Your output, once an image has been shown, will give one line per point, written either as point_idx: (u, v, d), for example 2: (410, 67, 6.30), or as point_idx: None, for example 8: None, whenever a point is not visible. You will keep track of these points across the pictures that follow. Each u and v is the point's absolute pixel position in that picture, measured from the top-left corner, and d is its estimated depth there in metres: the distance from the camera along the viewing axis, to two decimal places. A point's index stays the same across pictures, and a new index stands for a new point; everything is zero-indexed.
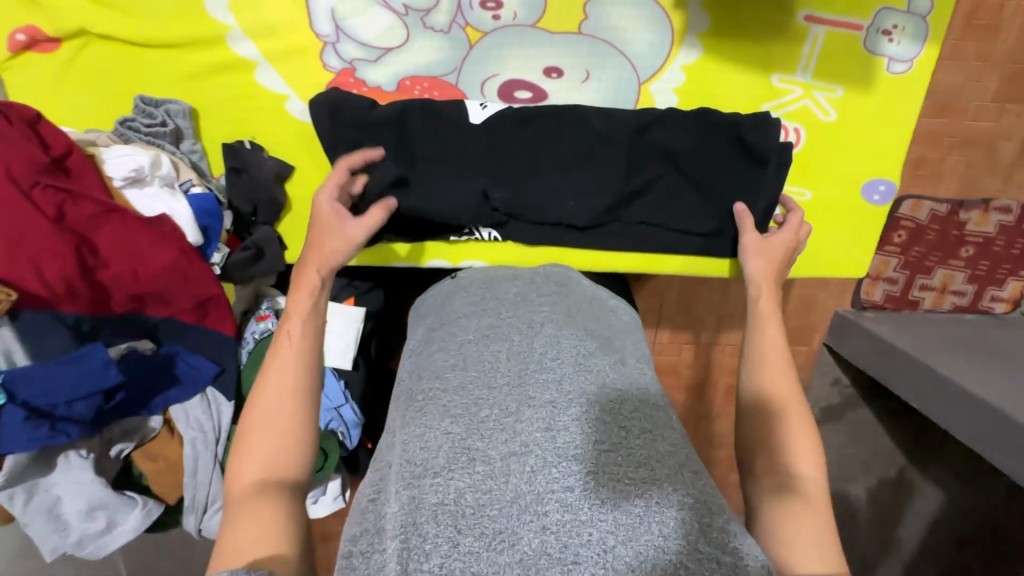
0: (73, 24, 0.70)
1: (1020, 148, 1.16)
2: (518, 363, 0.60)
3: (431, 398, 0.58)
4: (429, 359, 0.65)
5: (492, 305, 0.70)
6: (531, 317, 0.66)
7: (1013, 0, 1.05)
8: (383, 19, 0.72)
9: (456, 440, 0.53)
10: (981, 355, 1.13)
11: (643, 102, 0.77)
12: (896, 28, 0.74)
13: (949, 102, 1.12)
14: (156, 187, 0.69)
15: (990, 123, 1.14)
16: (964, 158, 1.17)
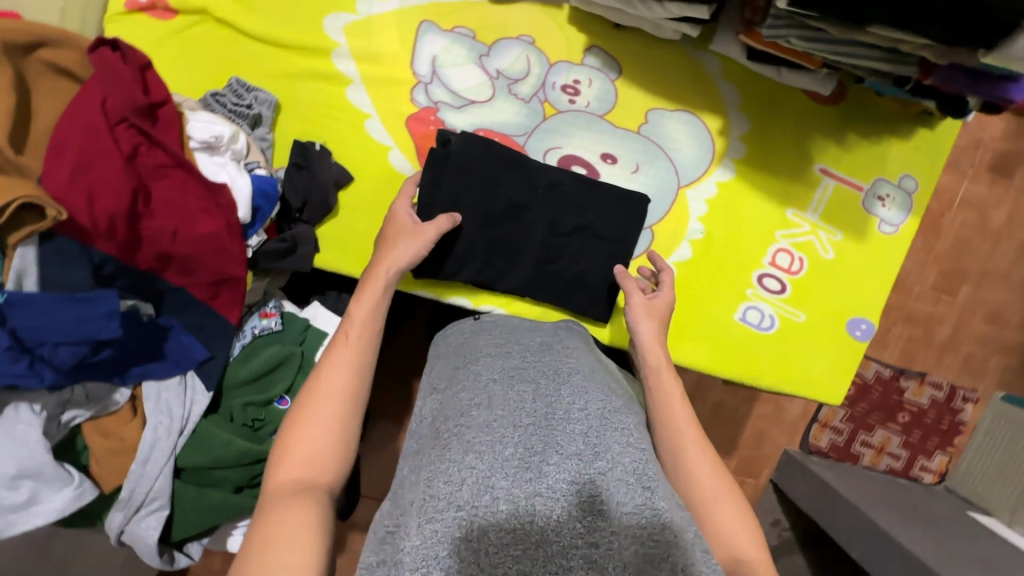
0: (197, 2, 0.75)
1: (952, 333, 1.33)
2: (544, 406, 0.59)
3: (455, 434, 0.57)
4: (452, 398, 0.64)
5: (515, 349, 0.70)
6: (557, 367, 0.66)
7: (952, 213, 1.29)
8: (476, 77, 0.82)
9: (479, 476, 0.50)
10: (920, 518, 1.15)
11: (678, 202, 0.87)
12: (887, 196, 0.89)
13: (897, 281, 1.31)
14: (226, 158, 0.70)
15: (929, 308, 1.32)
16: (907, 332, 1.33)
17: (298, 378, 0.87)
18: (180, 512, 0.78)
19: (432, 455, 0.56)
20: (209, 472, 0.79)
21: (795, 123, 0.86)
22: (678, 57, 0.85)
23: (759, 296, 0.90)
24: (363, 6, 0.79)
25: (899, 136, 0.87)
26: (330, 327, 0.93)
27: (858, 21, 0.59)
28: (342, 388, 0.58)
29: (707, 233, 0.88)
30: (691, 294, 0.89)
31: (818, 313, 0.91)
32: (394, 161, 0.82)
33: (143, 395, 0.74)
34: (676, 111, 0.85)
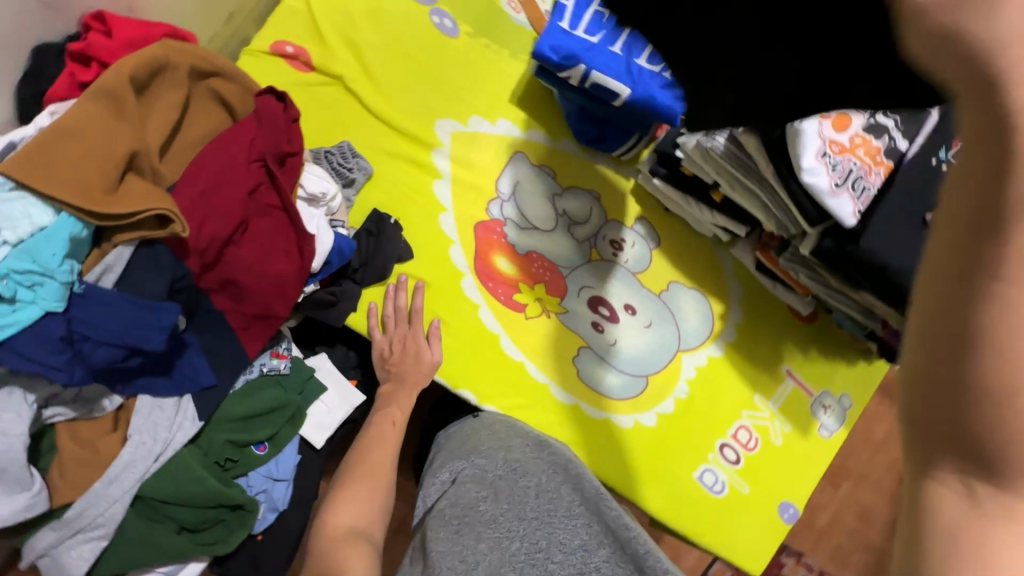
0: (337, 69, 0.83)
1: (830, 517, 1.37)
2: (546, 502, 0.66)
3: (465, 521, 0.63)
4: (459, 484, 0.70)
5: (516, 441, 0.76)
6: (556, 461, 0.73)
7: None
8: (546, 208, 0.94)
9: (495, 565, 0.58)
10: None
11: (674, 361, 1.00)
12: (829, 406, 1.07)
13: None
14: (320, 212, 0.74)
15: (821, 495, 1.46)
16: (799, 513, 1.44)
17: (286, 427, 0.85)
18: (115, 545, 0.71)
19: (445, 536, 0.62)
20: (165, 509, 0.73)
21: (778, 326, 1.04)
22: (705, 246, 1.02)
23: (717, 462, 1.02)
24: (475, 122, 0.90)
25: (848, 362, 1.07)
26: (329, 382, 0.92)
27: (853, 284, 0.78)
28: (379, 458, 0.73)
29: (690, 395, 1.01)
30: (662, 444, 1.00)
31: (757, 489, 1.04)
32: (453, 256, 0.90)
33: (133, 408, 0.70)
34: (692, 289, 1.01)
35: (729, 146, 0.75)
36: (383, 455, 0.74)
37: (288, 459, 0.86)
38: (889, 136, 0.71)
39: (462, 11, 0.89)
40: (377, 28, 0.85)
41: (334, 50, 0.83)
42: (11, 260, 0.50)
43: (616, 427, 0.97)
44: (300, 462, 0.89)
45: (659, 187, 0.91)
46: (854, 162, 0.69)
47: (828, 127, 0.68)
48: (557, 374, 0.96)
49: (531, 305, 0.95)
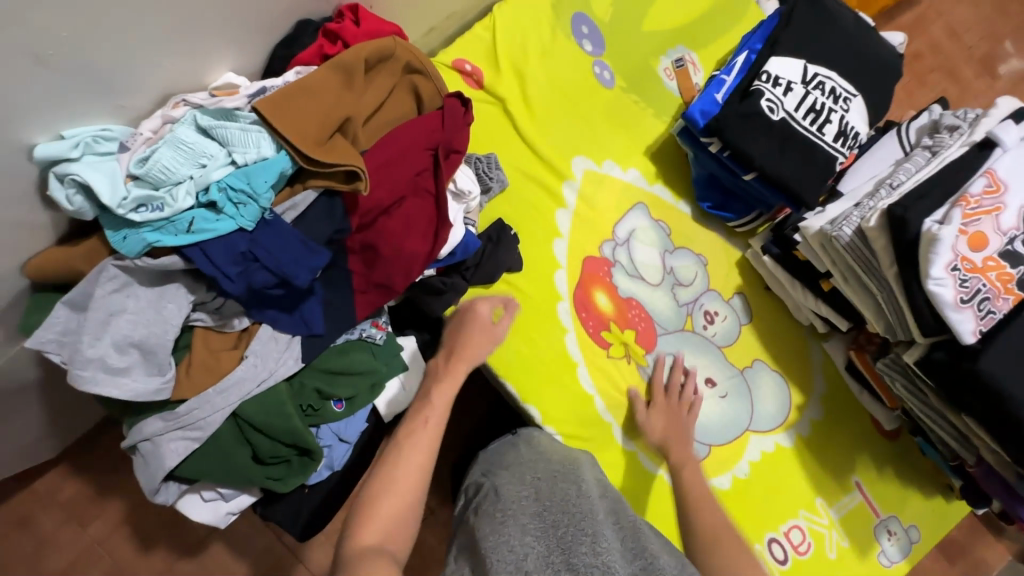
0: (501, 94, 0.93)
1: None
2: (587, 502, 0.73)
3: (510, 514, 0.71)
4: (503, 486, 0.78)
5: (555, 460, 0.84)
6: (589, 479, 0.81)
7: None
8: (654, 261, 0.97)
9: (544, 551, 0.65)
10: None
11: (741, 440, 0.99)
12: (894, 533, 1.00)
13: None
14: (462, 208, 0.82)
15: None
16: None
17: (364, 393, 0.89)
18: (200, 454, 0.76)
19: (494, 524, 0.69)
20: (251, 434, 0.78)
21: (855, 436, 1.01)
22: (795, 333, 1.02)
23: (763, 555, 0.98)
24: (607, 165, 0.97)
25: (923, 492, 1.02)
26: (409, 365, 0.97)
27: (955, 405, 0.76)
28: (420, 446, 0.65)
29: (749, 477, 0.98)
30: (713, 517, 0.96)
31: None
32: (557, 280, 0.95)
33: (256, 333, 0.77)
34: (774, 372, 1.01)
35: (855, 238, 0.77)
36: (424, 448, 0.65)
37: (357, 423, 0.91)
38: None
39: (622, 69, 0.98)
40: (545, 67, 0.94)
41: (503, 77, 0.93)
42: (231, 178, 0.60)
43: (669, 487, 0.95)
44: (363, 431, 0.94)
45: (766, 264, 0.94)
46: (983, 283, 0.70)
47: (962, 243, 0.68)
48: (625, 419, 0.96)
49: (615, 348, 0.96)
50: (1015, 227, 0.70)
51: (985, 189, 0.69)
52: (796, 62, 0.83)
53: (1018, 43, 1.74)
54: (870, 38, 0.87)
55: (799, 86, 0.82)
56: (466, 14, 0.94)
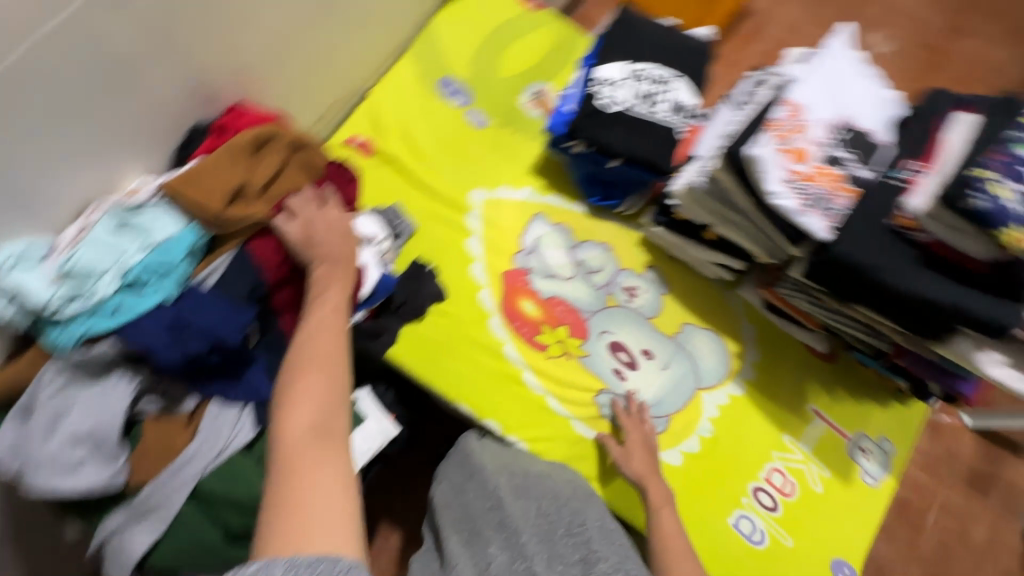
0: (392, 155, 1.06)
1: None
2: (548, 521, 0.84)
3: (478, 527, 0.83)
4: (468, 498, 0.87)
5: (518, 467, 0.92)
6: (552, 488, 0.89)
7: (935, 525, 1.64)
8: (564, 258, 1.06)
9: (507, 561, 0.79)
10: None
11: (694, 400, 1.03)
12: (868, 450, 1.03)
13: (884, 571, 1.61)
14: (372, 250, 0.91)
15: None
16: None
17: None
18: (166, 542, 0.77)
19: (465, 538, 0.83)
20: (217, 510, 0.78)
21: (798, 368, 1.06)
22: (712, 290, 1.10)
23: (751, 507, 0.99)
24: (500, 189, 1.08)
25: (883, 404, 1.05)
26: (369, 414, 1.01)
27: (846, 301, 0.84)
28: (336, 374, 0.63)
29: (714, 434, 1.02)
30: (684, 516, 0.97)
31: (801, 543, 0.98)
32: (482, 298, 1.02)
33: (205, 410, 0.79)
34: (705, 330, 1.07)
35: (710, 184, 0.88)
36: (332, 371, 0.63)
37: None
38: (850, 164, 0.82)
39: (490, 111, 1.13)
40: (424, 125, 1.09)
41: (390, 143, 1.07)
42: (147, 262, 0.69)
43: None
44: None
45: (660, 233, 1.04)
46: (819, 187, 0.80)
47: (786, 160, 0.80)
48: (579, 410, 0.99)
49: (553, 347, 1.02)
50: (826, 137, 0.83)
51: (787, 114, 0.82)
52: (620, 64, 0.98)
53: (848, 23, 2.02)
54: (676, 35, 1.04)
55: (627, 81, 0.97)
56: (348, 100, 1.09)
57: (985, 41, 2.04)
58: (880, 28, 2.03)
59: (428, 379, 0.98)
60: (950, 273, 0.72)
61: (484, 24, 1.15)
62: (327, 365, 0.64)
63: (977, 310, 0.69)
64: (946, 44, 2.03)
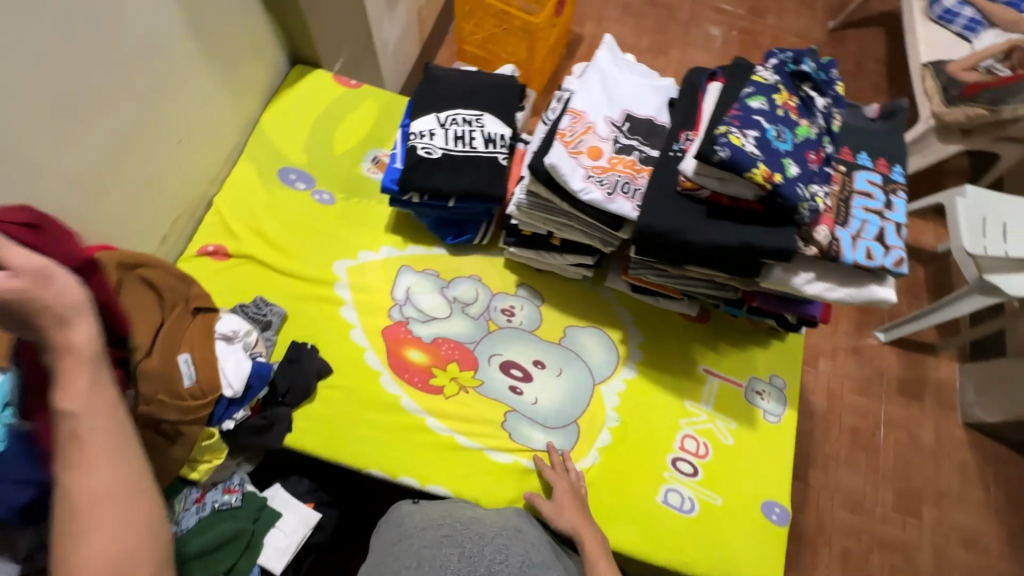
0: (247, 251, 1.09)
1: (935, 563, 1.64)
2: (468, 564, 0.73)
3: None
4: (388, 564, 0.77)
5: (448, 521, 0.84)
6: (481, 531, 0.81)
7: (888, 444, 1.78)
8: (438, 300, 1.11)
9: None
10: None
11: (595, 395, 1.07)
12: (763, 391, 1.09)
13: (857, 502, 1.70)
14: (237, 346, 0.93)
15: (899, 531, 1.67)
16: (889, 560, 1.64)
17: (242, 556, 0.90)
18: None
19: None
20: None
21: (678, 336, 1.13)
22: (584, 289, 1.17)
23: (676, 478, 1.02)
24: (362, 254, 1.13)
25: (765, 345, 1.13)
26: (284, 509, 0.98)
27: (677, 265, 0.92)
28: (137, 503, 0.63)
29: (622, 421, 1.05)
30: (595, 509, 0.99)
31: (730, 496, 1.02)
32: (368, 360, 1.05)
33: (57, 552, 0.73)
34: (587, 327, 1.13)
35: (531, 198, 0.96)
36: (134, 499, 0.63)
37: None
38: (639, 149, 0.92)
39: (336, 186, 1.19)
40: (274, 216, 1.13)
41: (244, 241, 1.10)
42: None
43: None
44: None
45: (517, 253, 1.11)
46: (617, 175, 0.89)
47: (582, 160, 0.89)
48: (488, 438, 1.01)
49: (448, 386, 1.04)
50: (611, 132, 0.93)
51: (572, 121, 0.92)
52: (430, 116, 1.08)
53: (666, 27, 2.26)
54: (479, 77, 1.15)
55: (439, 128, 1.06)
56: (194, 211, 1.13)
57: (781, 15, 2.34)
58: (694, 24, 2.28)
59: (331, 455, 0.97)
60: (736, 217, 0.81)
61: (313, 114, 1.24)
62: (131, 493, 0.63)
63: (764, 243, 0.78)
64: (753, 22, 2.30)
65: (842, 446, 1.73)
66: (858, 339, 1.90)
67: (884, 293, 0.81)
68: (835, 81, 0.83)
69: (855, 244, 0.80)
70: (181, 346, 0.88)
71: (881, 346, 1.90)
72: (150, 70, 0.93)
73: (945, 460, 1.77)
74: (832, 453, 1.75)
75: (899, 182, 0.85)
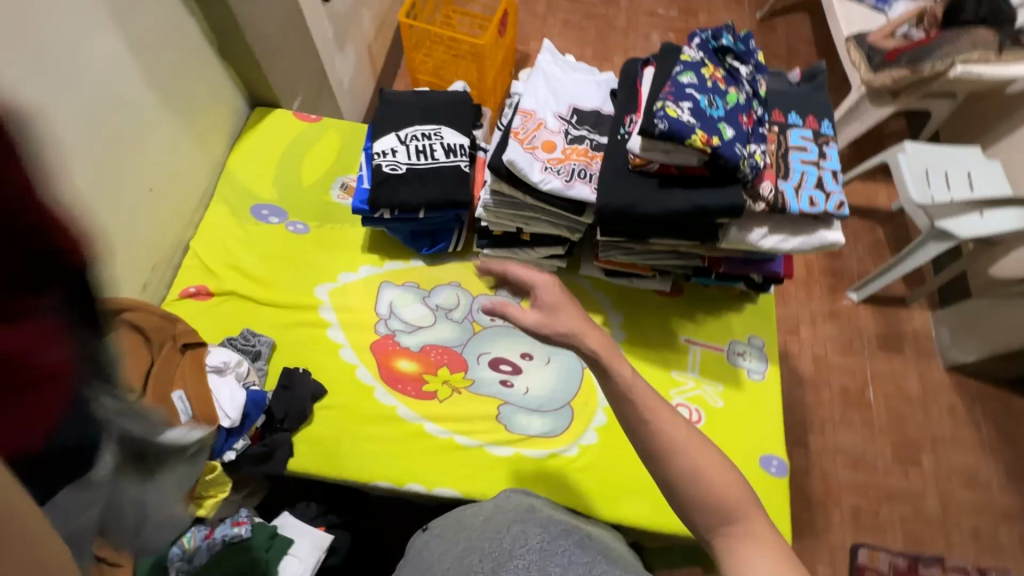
0: (228, 288, 1.11)
1: (940, 506, 1.68)
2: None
3: None
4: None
5: (458, 536, 0.81)
6: (493, 536, 0.78)
7: (877, 396, 1.83)
8: (422, 310, 1.15)
9: None
10: None
11: (585, 378, 1.11)
12: (744, 352, 1.14)
13: (859, 458, 1.73)
14: (229, 377, 0.95)
15: (903, 480, 1.71)
16: (897, 510, 1.67)
17: None
18: None
19: None
20: None
21: (656, 311, 1.18)
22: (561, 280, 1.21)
23: None
24: (342, 277, 1.16)
25: (739, 309, 1.18)
26: (296, 535, 0.98)
27: (641, 240, 0.97)
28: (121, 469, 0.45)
29: None
30: (601, 488, 1.01)
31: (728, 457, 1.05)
32: (360, 376, 1.07)
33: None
34: None
35: (496, 196, 1.01)
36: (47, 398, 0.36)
37: None
38: (589, 138, 0.98)
39: (308, 216, 1.22)
40: (251, 252, 1.16)
41: (224, 279, 1.13)
42: None
43: (559, 456, 1.03)
44: None
45: (490, 254, 1.15)
46: (572, 163, 0.95)
47: (538, 154, 0.94)
48: (485, 434, 1.04)
49: (441, 390, 1.07)
50: (562, 125, 0.99)
51: (524, 120, 0.98)
52: (391, 136, 1.13)
53: (606, 36, 2.38)
54: (432, 95, 1.21)
55: (401, 146, 1.12)
56: (171, 257, 1.15)
57: (711, 12, 2.49)
58: (632, 30, 2.41)
59: (335, 473, 0.98)
60: (685, 184, 0.87)
61: (279, 152, 1.29)
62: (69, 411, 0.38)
63: (714, 204, 0.83)
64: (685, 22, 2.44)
65: (835, 407, 1.78)
66: (833, 302, 1.96)
67: (833, 236, 0.87)
68: (754, 50, 0.92)
69: (798, 194, 0.86)
70: (173, 384, 0.88)
71: (856, 305, 1.96)
72: (116, 125, 0.97)
73: (934, 405, 1.82)
74: (826, 414, 1.78)
75: (828, 134, 0.92)
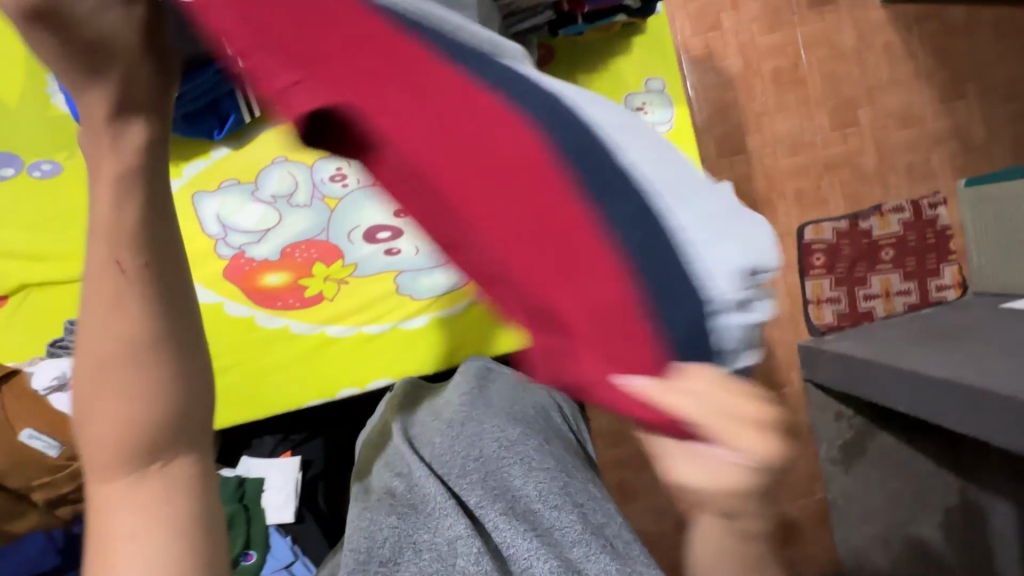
0: (17, 282, 0.89)
1: (874, 159, 1.79)
2: (448, 468, 0.66)
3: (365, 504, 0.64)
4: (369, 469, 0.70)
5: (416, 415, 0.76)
6: (457, 418, 0.72)
7: (804, 66, 1.76)
8: (258, 210, 0.93)
9: None
10: (918, 345, 1.45)
11: None
12: (645, 104, 0.95)
13: (798, 142, 1.77)
14: None
15: (841, 147, 1.79)
16: (837, 178, 1.80)
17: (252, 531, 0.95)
18: None
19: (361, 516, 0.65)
20: None
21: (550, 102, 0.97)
22: None
23: None
24: None
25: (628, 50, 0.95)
26: (266, 471, 0.99)
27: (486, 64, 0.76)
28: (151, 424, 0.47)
29: None
30: None
31: None
32: (231, 310, 0.92)
33: None
34: None
35: None
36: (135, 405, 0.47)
37: (280, 547, 0.95)
38: None
39: (51, 146, 0.89)
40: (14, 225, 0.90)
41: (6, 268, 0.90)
42: None
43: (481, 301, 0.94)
44: (295, 540, 0.98)
45: None
46: None
47: None
48: (395, 313, 0.94)
49: (326, 288, 0.93)
50: None
51: None
52: None
53: None
54: None
55: None
56: None
57: None
58: None
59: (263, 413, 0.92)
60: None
61: None
62: None
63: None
64: None
65: (768, 97, 1.74)
66: None
67: None
68: None
69: None
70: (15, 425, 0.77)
71: None
72: None
73: (869, 52, 1.78)
74: (760, 107, 1.74)
75: None
